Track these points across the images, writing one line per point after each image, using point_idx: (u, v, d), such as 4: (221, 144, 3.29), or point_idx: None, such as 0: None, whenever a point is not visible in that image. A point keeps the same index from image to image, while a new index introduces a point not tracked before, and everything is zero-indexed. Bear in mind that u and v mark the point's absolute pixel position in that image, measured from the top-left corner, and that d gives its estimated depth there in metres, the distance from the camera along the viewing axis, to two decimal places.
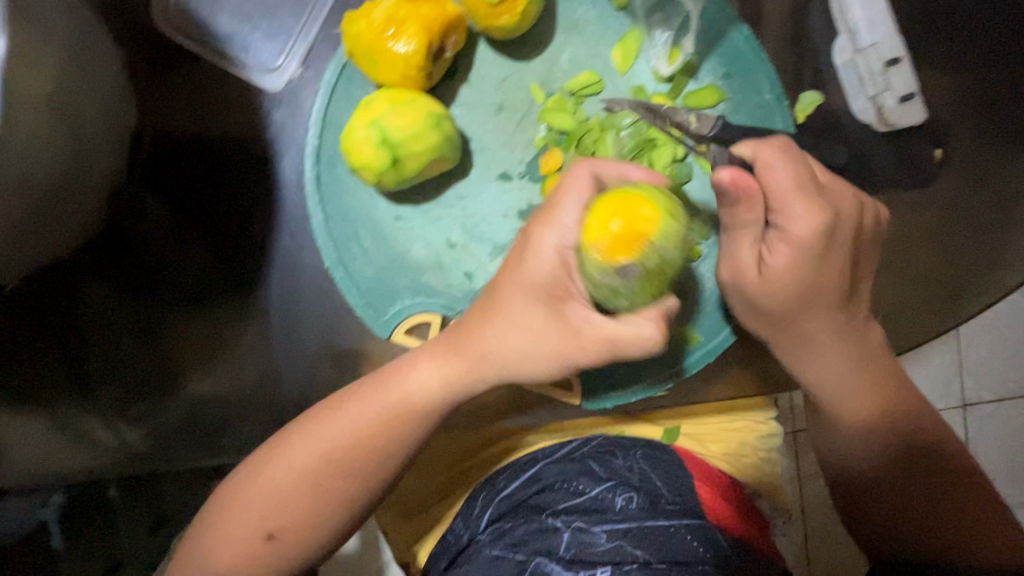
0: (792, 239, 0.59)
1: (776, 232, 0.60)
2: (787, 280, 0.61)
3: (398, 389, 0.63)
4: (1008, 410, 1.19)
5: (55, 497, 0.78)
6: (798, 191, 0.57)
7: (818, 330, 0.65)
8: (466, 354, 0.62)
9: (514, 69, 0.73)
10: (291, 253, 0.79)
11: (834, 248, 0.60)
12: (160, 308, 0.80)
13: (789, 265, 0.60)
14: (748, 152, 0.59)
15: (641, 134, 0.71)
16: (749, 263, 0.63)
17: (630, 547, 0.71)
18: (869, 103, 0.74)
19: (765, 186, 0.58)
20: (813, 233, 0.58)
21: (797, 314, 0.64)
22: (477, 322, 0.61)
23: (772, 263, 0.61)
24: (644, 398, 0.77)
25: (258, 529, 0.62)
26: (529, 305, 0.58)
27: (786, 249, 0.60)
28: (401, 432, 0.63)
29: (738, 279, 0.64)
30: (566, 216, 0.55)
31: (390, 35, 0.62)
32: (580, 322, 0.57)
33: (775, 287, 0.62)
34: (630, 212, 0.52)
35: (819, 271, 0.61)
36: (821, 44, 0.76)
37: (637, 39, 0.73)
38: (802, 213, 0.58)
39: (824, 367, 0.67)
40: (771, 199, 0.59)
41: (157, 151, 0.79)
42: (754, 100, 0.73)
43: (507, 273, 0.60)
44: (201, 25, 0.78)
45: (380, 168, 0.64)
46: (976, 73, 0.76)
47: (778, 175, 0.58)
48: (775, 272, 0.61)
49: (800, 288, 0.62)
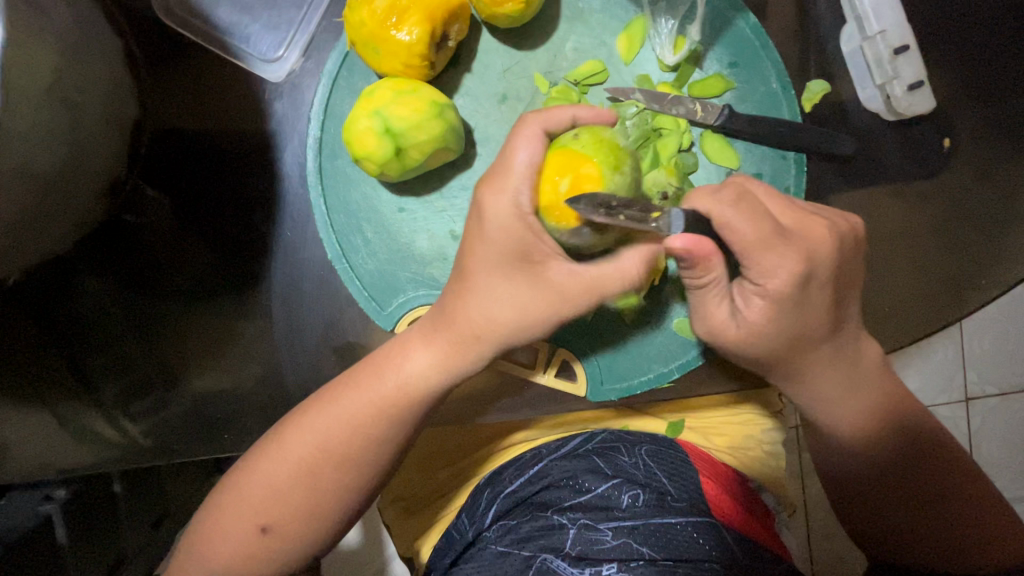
0: (768, 294, 0.59)
1: (750, 287, 0.59)
2: (765, 329, 0.61)
3: (393, 377, 0.62)
4: (1012, 404, 1.19)
5: (59, 492, 0.80)
6: (758, 248, 0.57)
7: (811, 368, 0.66)
8: (461, 333, 0.61)
9: (517, 58, 0.72)
10: (293, 246, 0.79)
11: (808, 293, 0.59)
12: (161, 302, 0.79)
13: (764, 317, 0.60)
14: (704, 206, 0.57)
15: (646, 123, 0.70)
16: (727, 323, 0.63)
17: (635, 544, 0.70)
18: (877, 92, 0.73)
19: (727, 243, 0.57)
20: (786, 285, 0.57)
21: (783, 359, 0.64)
22: (458, 294, 0.60)
23: (748, 315, 0.61)
24: (647, 389, 0.77)
25: (266, 526, 0.61)
26: (517, 276, 0.58)
27: (762, 304, 0.59)
28: (397, 421, 0.62)
29: (716, 335, 0.64)
30: (517, 172, 0.57)
31: (393, 24, 0.61)
32: (565, 282, 0.58)
33: (759, 339, 0.62)
34: (573, 172, 0.59)
35: (798, 316, 0.60)
36: (828, 32, 0.75)
37: (642, 27, 0.72)
38: (770, 269, 0.57)
39: (815, 378, 0.66)
40: (736, 256, 0.58)
41: (157, 145, 0.78)
42: (761, 90, 0.72)
43: (486, 240, 0.58)
44: (201, 16, 0.77)
45: (383, 158, 0.63)
46: (984, 62, 0.75)
47: (738, 234, 0.56)
48: (751, 324, 0.61)
49: (780, 338, 0.61)
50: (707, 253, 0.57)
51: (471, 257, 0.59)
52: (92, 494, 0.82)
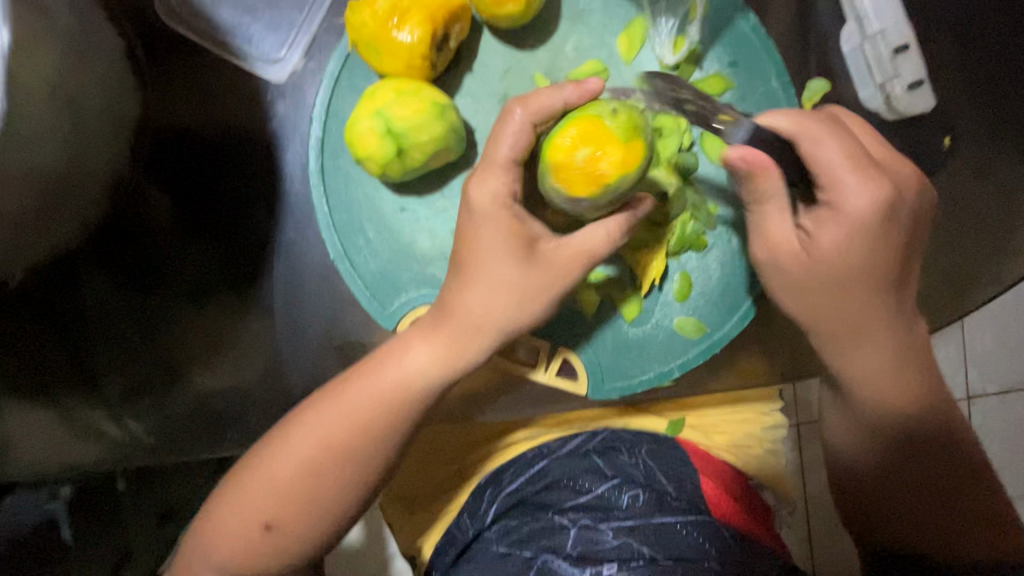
0: (845, 217, 0.60)
1: (827, 211, 0.61)
2: (832, 253, 0.62)
3: (393, 374, 0.63)
4: (1013, 402, 1.19)
5: (63, 490, 0.81)
6: (846, 166, 0.58)
7: (868, 322, 0.65)
8: (459, 327, 0.62)
9: (518, 58, 0.72)
10: (295, 246, 0.79)
11: (887, 226, 0.61)
12: (165, 301, 0.80)
13: (835, 245, 0.61)
14: (785, 123, 0.59)
15: None
16: (789, 237, 0.62)
17: (636, 544, 0.71)
18: (877, 91, 0.73)
19: (819, 155, 0.58)
20: (867, 209, 0.59)
21: (844, 295, 0.64)
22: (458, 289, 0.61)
23: (817, 237, 0.62)
24: (647, 388, 0.77)
25: (269, 525, 0.62)
26: (511, 266, 0.60)
27: (835, 224, 0.61)
28: (399, 413, 0.63)
29: (774, 255, 0.64)
30: (501, 163, 0.58)
31: (395, 24, 0.62)
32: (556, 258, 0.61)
33: (814, 263, 0.63)
34: (590, 134, 0.57)
35: (873, 246, 0.61)
36: (828, 32, 0.75)
37: (642, 28, 0.72)
38: (855, 193, 0.59)
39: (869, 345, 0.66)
40: (820, 173, 0.59)
41: (160, 144, 0.78)
42: (761, 89, 0.72)
43: (480, 233, 0.60)
44: (202, 17, 0.77)
45: (385, 158, 0.64)
46: (985, 61, 0.75)
47: (827, 151, 0.58)
48: (820, 251, 0.62)
49: (847, 266, 0.62)
50: (766, 163, 0.58)
51: (470, 250, 0.61)
52: (96, 491, 0.83)
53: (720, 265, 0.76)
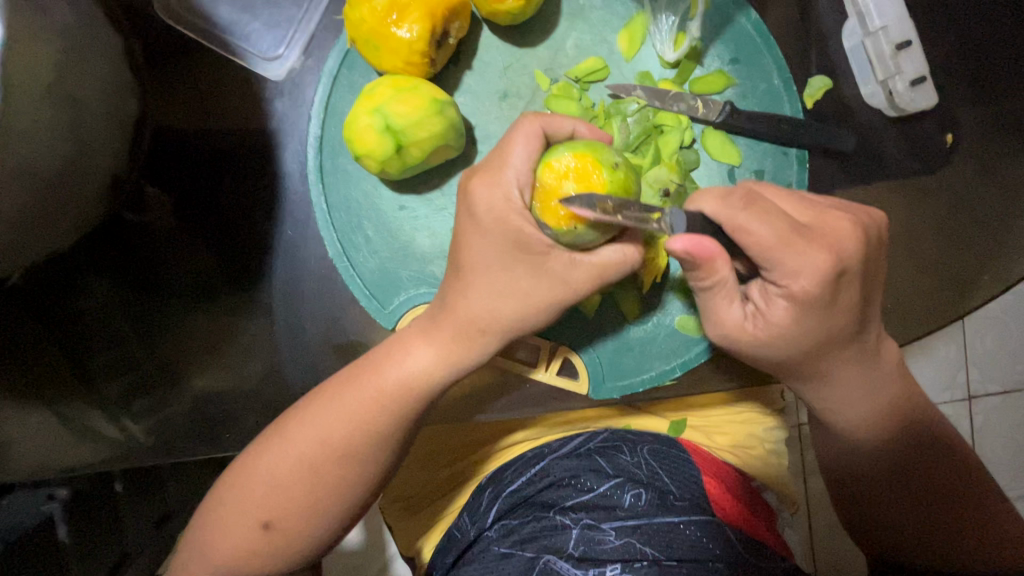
0: (795, 296, 0.56)
1: (774, 288, 0.57)
2: (788, 329, 0.59)
3: (395, 374, 0.62)
4: (1016, 402, 1.18)
5: (60, 490, 0.80)
6: (781, 247, 0.53)
7: (833, 369, 0.63)
8: (463, 329, 0.62)
9: (518, 55, 0.72)
10: (294, 245, 0.79)
11: (840, 289, 0.56)
12: (163, 301, 0.80)
13: (788, 320, 0.58)
14: (711, 208, 0.55)
15: (647, 120, 0.70)
16: (742, 319, 0.60)
17: (638, 544, 0.70)
18: (879, 87, 0.73)
19: (755, 244, 0.54)
20: (813, 287, 0.54)
21: (805, 359, 0.62)
22: (461, 287, 0.61)
23: (770, 316, 0.58)
24: (649, 387, 0.77)
25: (269, 523, 0.61)
26: (520, 271, 0.59)
27: (787, 304, 0.57)
28: (402, 414, 0.63)
29: (734, 338, 0.61)
30: (514, 167, 0.57)
31: (394, 21, 0.61)
32: (565, 272, 0.59)
33: (776, 339, 0.60)
34: (584, 174, 0.56)
35: (822, 318, 0.58)
36: (829, 28, 0.74)
37: (643, 24, 0.72)
38: (792, 272, 0.54)
39: (836, 376, 0.64)
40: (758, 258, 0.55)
41: (158, 143, 0.78)
42: (762, 86, 0.72)
43: (483, 240, 0.59)
44: (201, 14, 0.77)
45: (385, 155, 0.63)
46: (986, 58, 0.75)
47: (758, 236, 0.53)
48: (774, 326, 0.59)
49: (803, 338, 0.59)
50: (711, 253, 0.55)
51: (471, 251, 0.60)
52: (92, 493, 0.82)
53: None
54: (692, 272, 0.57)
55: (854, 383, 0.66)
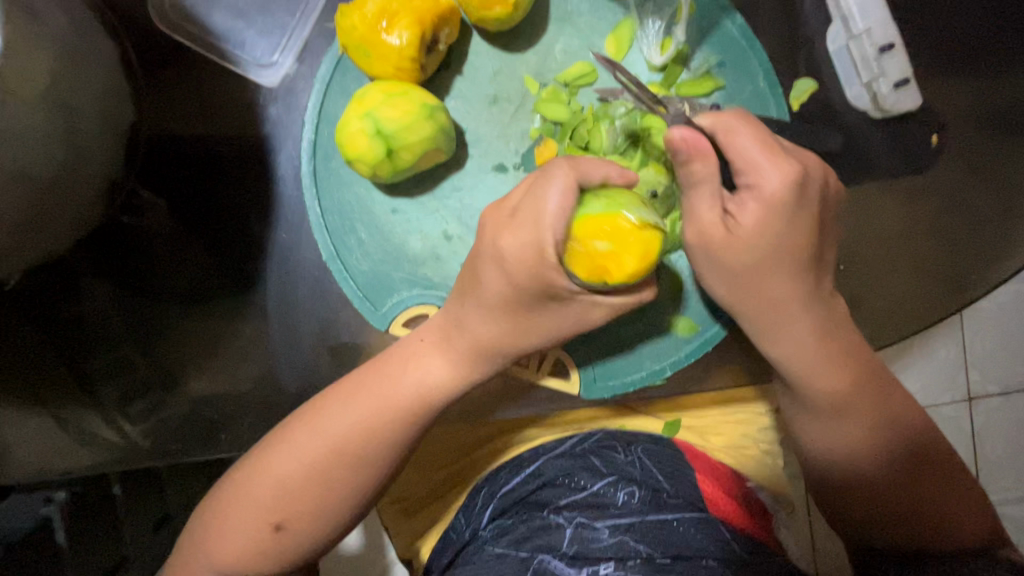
0: (762, 194, 0.59)
1: (745, 190, 0.60)
2: (753, 234, 0.61)
3: (412, 386, 0.64)
4: (1016, 403, 1.18)
5: (58, 493, 0.80)
6: (759, 150, 0.59)
7: (799, 320, 0.65)
8: (472, 346, 0.64)
9: (508, 60, 0.73)
10: (288, 248, 0.80)
11: (805, 203, 0.61)
12: (160, 305, 0.81)
13: (757, 224, 0.60)
14: (707, 121, 0.60)
15: (634, 123, 0.69)
16: (716, 223, 0.61)
17: (632, 542, 0.71)
18: (864, 90, 0.73)
19: (733, 142, 0.59)
20: (781, 186, 0.58)
21: (765, 278, 0.63)
22: (481, 319, 0.62)
23: (741, 219, 0.61)
24: (641, 387, 0.78)
25: (279, 524, 0.63)
26: (532, 301, 0.60)
27: (755, 205, 0.60)
28: (413, 422, 0.65)
29: (704, 240, 0.63)
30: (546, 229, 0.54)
31: (383, 28, 0.62)
32: (587, 310, 0.61)
33: (743, 244, 0.62)
34: (618, 238, 0.53)
35: (784, 224, 0.61)
36: (815, 31, 0.75)
37: (630, 29, 0.73)
38: (764, 170, 0.59)
39: (801, 325, 0.65)
40: (735, 158, 0.59)
41: (155, 149, 0.79)
42: (749, 89, 0.73)
43: (500, 278, 0.59)
44: (196, 22, 0.78)
45: (375, 159, 0.64)
46: (972, 59, 0.75)
47: (740, 140, 0.59)
48: (743, 232, 0.61)
49: (769, 245, 0.61)
50: (697, 138, 0.57)
51: (499, 295, 0.60)
52: (91, 496, 0.82)
53: None
54: (680, 171, 0.60)
55: (841, 380, 0.67)
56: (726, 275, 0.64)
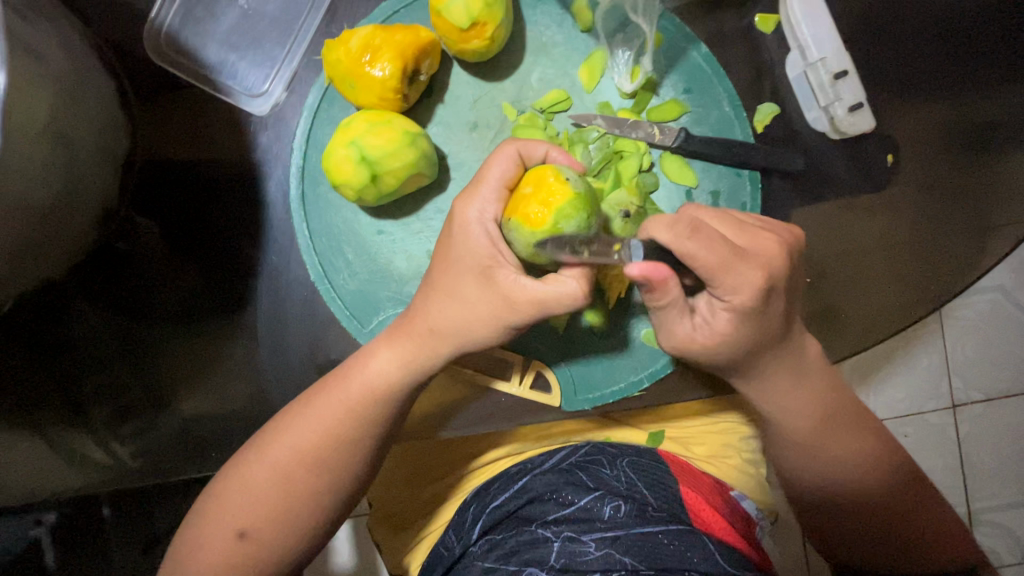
0: (736, 307, 0.61)
1: (719, 303, 0.62)
2: (731, 337, 0.63)
3: (358, 379, 0.66)
4: (998, 410, 1.22)
5: (47, 516, 0.83)
6: (722, 269, 0.58)
7: (768, 368, 0.68)
8: (419, 332, 0.66)
9: (486, 89, 0.77)
10: (278, 269, 0.82)
11: (772, 301, 0.62)
12: (152, 325, 0.83)
13: (730, 329, 0.63)
14: (665, 236, 0.58)
15: (607, 147, 0.75)
16: (688, 332, 0.65)
17: (618, 555, 0.72)
18: (821, 113, 0.78)
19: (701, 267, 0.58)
20: (751, 300, 0.60)
21: (746, 359, 0.67)
22: (429, 299, 0.65)
23: (714, 326, 0.63)
24: (619, 399, 0.81)
25: (243, 533, 0.63)
26: (467, 280, 0.63)
27: (729, 315, 0.62)
28: (365, 418, 0.66)
29: (687, 348, 0.66)
30: (488, 182, 0.62)
31: (367, 61, 0.66)
32: (512, 292, 0.61)
33: (718, 348, 0.64)
34: (537, 181, 0.62)
35: (760, 326, 0.63)
36: (776, 59, 0.80)
37: (602, 59, 0.77)
38: (736, 286, 0.59)
39: (770, 376, 0.69)
40: (707, 278, 0.59)
41: (149, 175, 0.82)
42: (715, 114, 0.77)
43: (447, 249, 0.64)
44: (190, 56, 0.82)
45: (360, 184, 0.68)
46: (924, 84, 0.80)
47: (710, 255, 0.58)
48: (717, 334, 0.63)
49: (743, 342, 0.64)
50: (665, 276, 0.59)
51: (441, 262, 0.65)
52: (80, 518, 0.85)
53: None
54: (648, 293, 0.63)
55: (809, 383, 0.70)
56: (708, 363, 0.68)
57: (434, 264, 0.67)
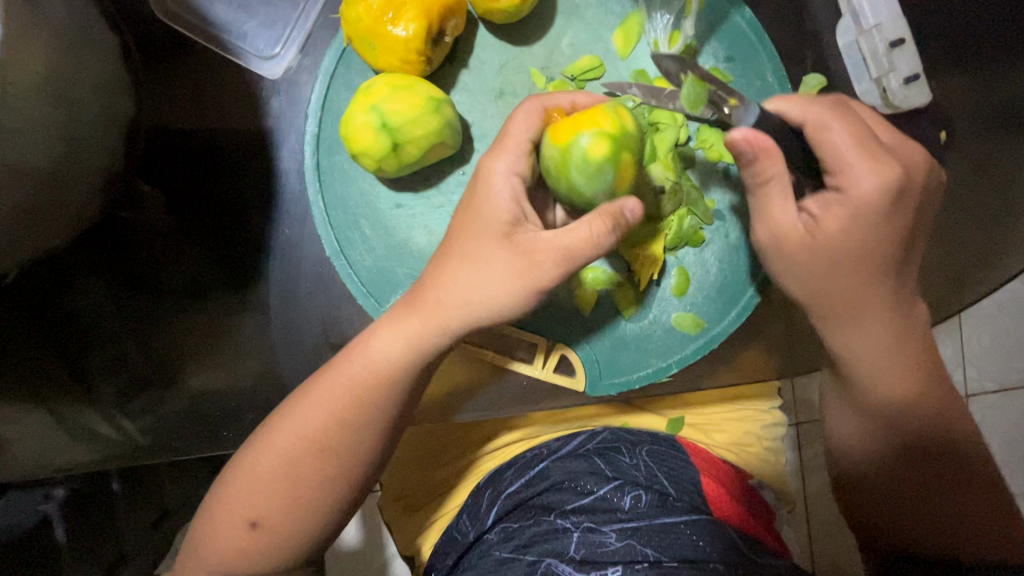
0: (854, 203, 0.59)
1: (834, 195, 0.59)
2: (834, 240, 0.60)
3: (361, 355, 0.62)
4: (1014, 401, 1.18)
5: (57, 490, 0.81)
6: (856, 153, 0.57)
7: (867, 309, 0.63)
8: (427, 306, 0.61)
9: (514, 54, 0.72)
10: (290, 243, 0.79)
11: (896, 212, 0.59)
12: (158, 299, 0.79)
13: (842, 227, 0.60)
14: (794, 107, 0.59)
15: (643, 118, 0.71)
16: (792, 224, 0.60)
17: (640, 546, 0.68)
18: (873, 85, 0.74)
19: (834, 144, 0.58)
20: (874, 195, 0.58)
21: (842, 282, 0.62)
22: (441, 269, 0.61)
23: (822, 224, 0.60)
24: (645, 385, 0.76)
25: (256, 523, 0.61)
26: (490, 242, 0.59)
27: (842, 212, 0.59)
28: (381, 402, 0.62)
29: (779, 242, 0.61)
30: (518, 138, 0.61)
31: (389, 19, 0.61)
32: (533, 246, 0.58)
33: (820, 250, 0.61)
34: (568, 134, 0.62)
35: (874, 233, 0.60)
36: (822, 25, 0.75)
37: (638, 23, 0.72)
38: (866, 172, 0.57)
39: (862, 316, 0.64)
40: (834, 161, 0.58)
41: (152, 142, 0.78)
42: (758, 84, 0.72)
43: (470, 206, 0.61)
44: (197, 14, 0.77)
45: (380, 153, 0.63)
46: (977, 55, 0.75)
47: (834, 137, 0.58)
48: (826, 235, 0.60)
49: (852, 248, 0.60)
50: (768, 144, 0.55)
51: (462, 226, 0.61)
52: (90, 493, 0.84)
53: (717, 261, 0.76)
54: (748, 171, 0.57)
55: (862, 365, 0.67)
56: (800, 278, 0.63)
57: (454, 227, 0.63)
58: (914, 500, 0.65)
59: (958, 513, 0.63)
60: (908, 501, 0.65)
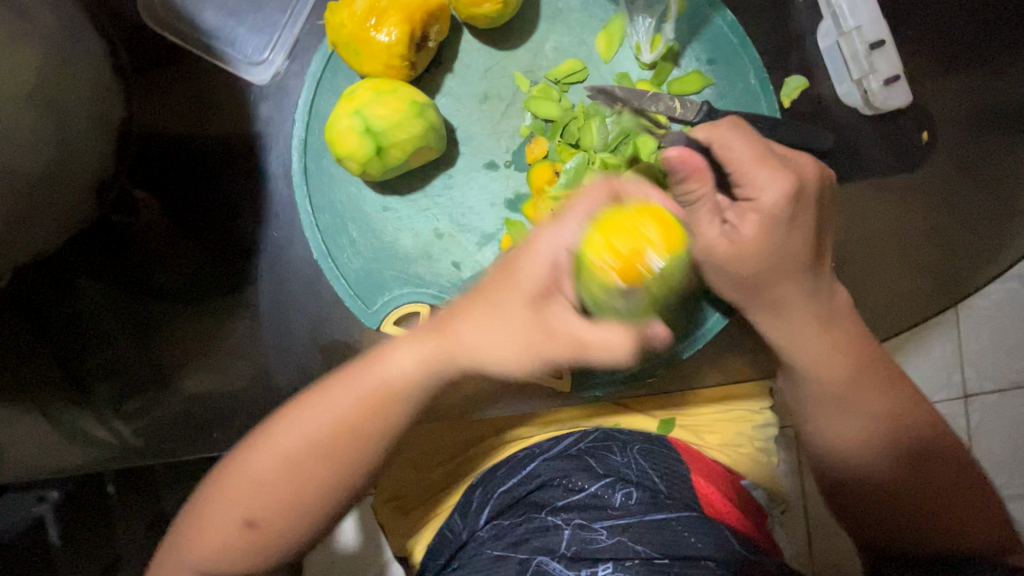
0: (763, 210, 0.61)
1: (746, 204, 0.62)
2: (759, 242, 0.62)
3: (376, 370, 0.62)
4: (1010, 400, 1.18)
5: (50, 493, 0.83)
6: (755, 163, 0.60)
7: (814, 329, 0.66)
8: (449, 335, 0.60)
9: (498, 58, 0.73)
10: (281, 246, 0.80)
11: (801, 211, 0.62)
12: (152, 303, 0.80)
13: (760, 233, 0.61)
14: (703, 136, 0.62)
15: (625, 120, 0.71)
16: (717, 239, 0.63)
17: (630, 543, 0.70)
18: (853, 87, 0.74)
19: (728, 157, 0.61)
20: (779, 202, 0.60)
21: (767, 280, 0.64)
22: (467, 306, 0.60)
23: (742, 232, 0.62)
24: (632, 383, 0.78)
25: (251, 522, 0.62)
26: (513, 301, 0.57)
27: (757, 218, 0.61)
28: (373, 405, 0.62)
29: (709, 255, 0.64)
30: (572, 218, 0.56)
31: (373, 25, 0.63)
32: (553, 319, 0.57)
33: (746, 251, 0.62)
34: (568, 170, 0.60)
35: (792, 232, 0.62)
36: (804, 28, 0.76)
37: (620, 26, 0.73)
38: (763, 183, 0.60)
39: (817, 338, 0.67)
40: (735, 170, 0.61)
41: (144, 147, 0.79)
42: (740, 87, 0.73)
43: (509, 268, 0.59)
44: (187, 22, 0.78)
45: (366, 157, 0.64)
46: (959, 56, 0.76)
47: (735, 151, 0.60)
48: (745, 241, 0.62)
49: (778, 251, 0.62)
50: (699, 166, 0.62)
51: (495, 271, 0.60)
52: (83, 496, 0.85)
53: None
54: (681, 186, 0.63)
55: (845, 361, 0.68)
56: (735, 284, 0.65)
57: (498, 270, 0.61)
58: (910, 504, 0.65)
59: (951, 514, 0.64)
60: (904, 503, 0.65)
